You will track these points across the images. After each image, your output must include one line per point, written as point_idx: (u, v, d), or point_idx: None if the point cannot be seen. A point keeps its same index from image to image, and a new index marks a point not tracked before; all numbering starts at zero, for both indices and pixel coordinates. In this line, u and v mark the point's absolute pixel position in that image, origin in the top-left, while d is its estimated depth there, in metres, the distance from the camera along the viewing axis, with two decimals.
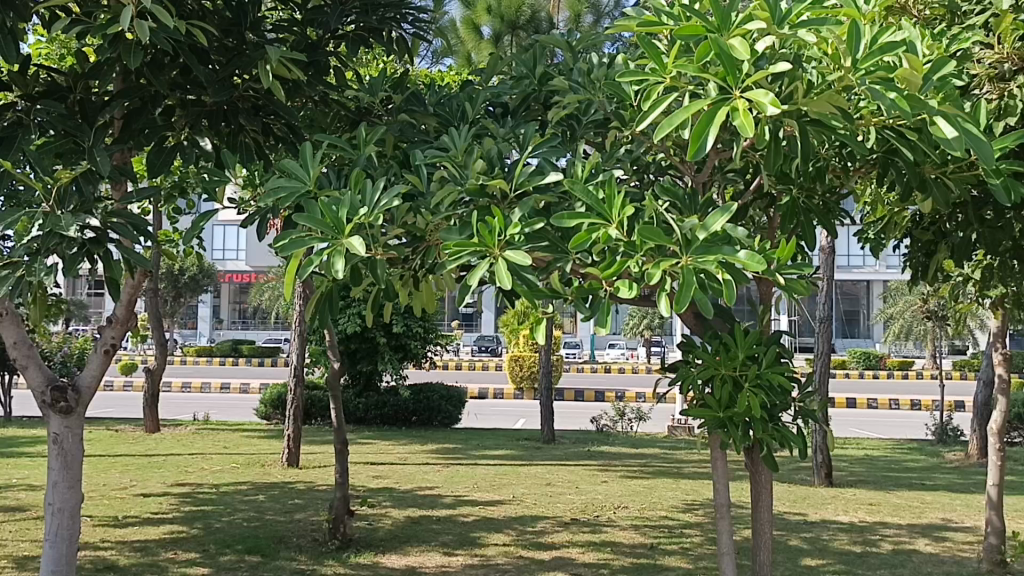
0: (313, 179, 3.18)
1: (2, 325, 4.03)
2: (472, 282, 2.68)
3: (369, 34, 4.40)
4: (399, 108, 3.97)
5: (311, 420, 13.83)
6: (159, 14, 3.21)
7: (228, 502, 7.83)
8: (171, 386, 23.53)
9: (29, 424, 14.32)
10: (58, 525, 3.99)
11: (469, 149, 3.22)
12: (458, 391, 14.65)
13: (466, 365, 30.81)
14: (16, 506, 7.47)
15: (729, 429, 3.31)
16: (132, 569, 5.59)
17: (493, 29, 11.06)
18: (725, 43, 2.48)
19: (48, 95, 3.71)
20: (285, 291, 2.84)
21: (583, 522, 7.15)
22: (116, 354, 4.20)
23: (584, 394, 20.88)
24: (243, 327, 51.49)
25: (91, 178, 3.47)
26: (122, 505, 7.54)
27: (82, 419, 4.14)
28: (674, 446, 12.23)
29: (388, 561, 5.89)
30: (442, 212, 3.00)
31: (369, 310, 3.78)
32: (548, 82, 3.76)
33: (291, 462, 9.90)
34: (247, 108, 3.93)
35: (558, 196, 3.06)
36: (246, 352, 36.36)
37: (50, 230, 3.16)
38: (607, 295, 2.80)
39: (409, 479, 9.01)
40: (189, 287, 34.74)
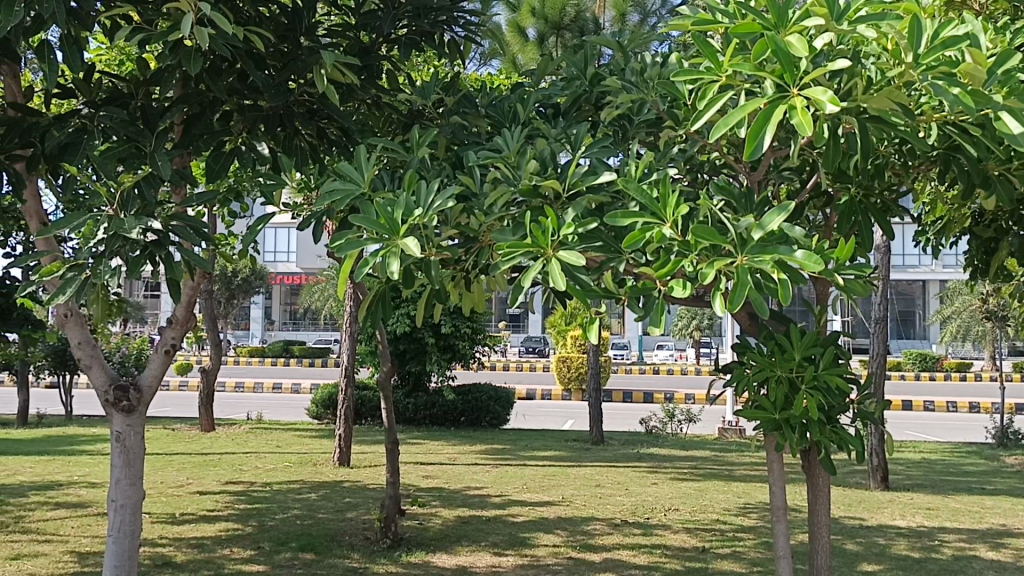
0: (367, 181, 3.21)
1: (68, 326, 4.15)
2: (525, 282, 2.68)
3: (421, 37, 4.43)
4: (451, 110, 4.00)
5: (362, 420, 13.97)
6: (218, 20, 3.28)
7: (281, 501, 7.94)
8: (225, 386, 23.98)
9: (89, 423, 14.69)
10: (121, 521, 4.09)
11: (522, 150, 3.22)
12: (506, 392, 14.68)
13: (513, 365, 30.86)
14: (78, 503, 7.67)
15: (785, 431, 3.27)
16: (189, 566, 5.70)
17: (538, 31, 11.06)
18: (783, 40, 2.44)
19: (111, 101, 3.80)
20: (340, 292, 2.87)
21: (634, 524, 7.11)
22: (177, 354, 4.30)
23: (632, 395, 20.76)
24: (294, 327, 52.24)
25: (152, 182, 3.56)
26: (180, 503, 7.69)
27: (143, 418, 4.24)
28: (725, 448, 12.11)
29: (439, 561, 5.92)
30: (495, 212, 3.02)
31: (421, 311, 3.81)
32: (600, 82, 3.75)
33: (342, 461, 10.01)
34: (303, 112, 3.99)
35: (611, 195, 3.05)
36: (297, 352, 36.88)
37: (115, 233, 3.27)
38: (660, 295, 2.77)
39: (459, 480, 9.05)
40: (241, 288, 35.33)
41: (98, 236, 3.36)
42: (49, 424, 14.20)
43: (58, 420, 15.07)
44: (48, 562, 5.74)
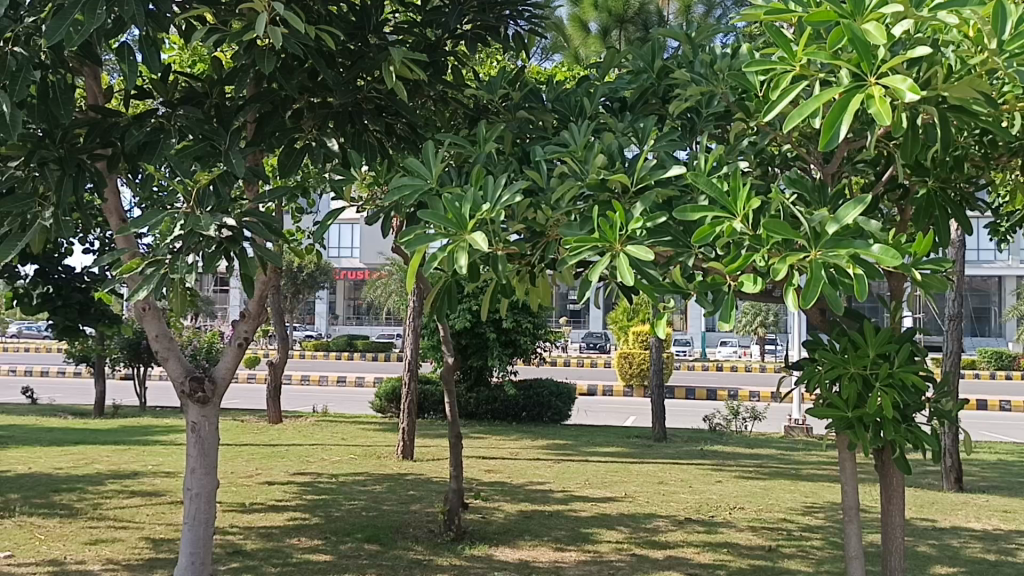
0: (435, 176, 3.24)
1: (145, 321, 4.27)
2: (593, 277, 2.67)
3: (487, 32, 4.46)
4: (518, 104, 4.01)
5: (424, 414, 14.11)
6: (291, 19, 3.35)
7: (347, 492, 8.08)
8: (292, 379, 24.49)
9: (162, 414, 15.13)
10: (196, 509, 4.21)
11: (589, 145, 3.22)
12: (568, 387, 14.68)
13: (574, 361, 30.77)
14: (152, 491, 7.91)
15: (858, 430, 3.20)
16: (258, 555, 5.83)
17: (600, 24, 10.97)
18: (859, 28, 2.37)
19: (187, 101, 3.92)
20: (410, 287, 2.90)
21: (698, 522, 7.04)
22: (248, 347, 4.39)
23: (695, 392, 20.53)
24: (358, 322, 53.03)
25: (227, 179, 3.66)
26: (249, 493, 7.88)
27: (217, 409, 4.35)
28: (791, 446, 11.91)
29: (502, 555, 5.95)
30: (562, 207, 3.02)
31: (487, 306, 3.84)
32: (667, 75, 3.72)
33: (405, 454, 10.12)
34: (370, 109, 4.08)
35: (680, 189, 3.01)
36: (361, 347, 37.43)
37: (191, 230, 3.36)
38: (731, 290, 2.74)
39: (521, 475, 9.07)
40: (306, 284, 35.95)
41: (175, 233, 3.46)
42: (125, 415, 14.68)
43: (133, 410, 15.60)
44: (125, 548, 5.94)
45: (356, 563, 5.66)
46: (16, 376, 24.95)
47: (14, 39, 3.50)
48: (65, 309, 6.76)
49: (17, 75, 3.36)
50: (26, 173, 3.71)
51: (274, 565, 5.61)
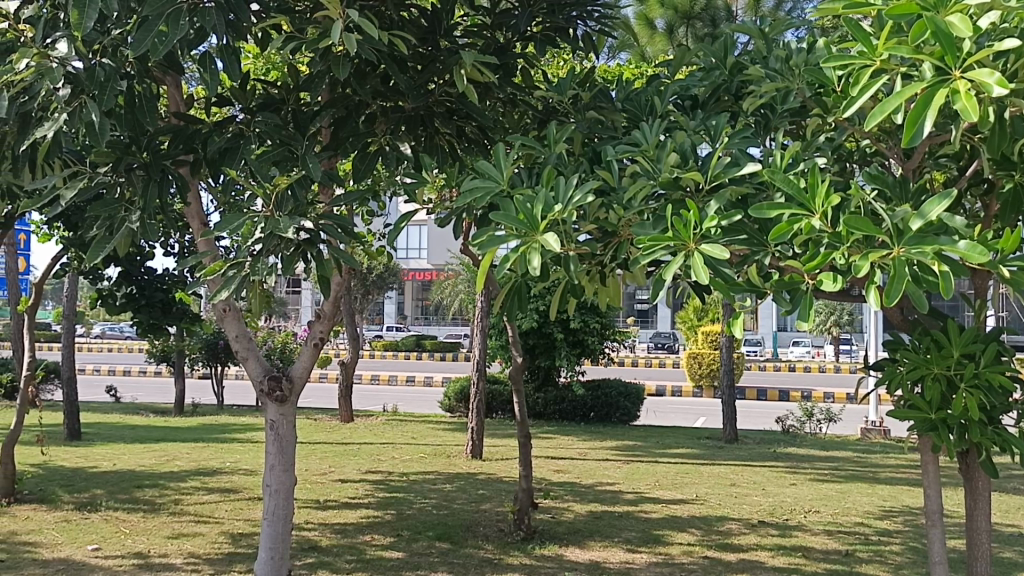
0: (506, 178, 3.26)
1: (225, 322, 4.40)
2: (667, 276, 2.65)
3: (556, 34, 4.49)
4: (587, 105, 4.02)
5: (493, 413, 14.19)
6: (365, 26, 3.42)
7: (418, 491, 8.17)
8: (361, 378, 24.87)
9: (238, 412, 15.54)
10: (275, 505, 4.31)
11: (661, 144, 3.20)
12: (637, 388, 14.58)
13: (641, 362, 30.56)
14: (230, 488, 8.13)
15: (941, 432, 3.12)
16: (333, 550, 5.95)
17: (667, 22, 10.82)
18: (942, 20, 2.31)
19: (264, 108, 4.04)
20: (483, 288, 2.92)
21: (771, 525, 6.92)
22: (324, 347, 4.48)
23: (766, 393, 20.17)
24: (425, 322, 53.56)
25: (304, 184, 3.75)
26: (322, 490, 8.03)
27: (294, 408, 4.46)
28: (868, 449, 11.61)
29: (573, 555, 5.95)
30: (634, 206, 3.01)
31: (558, 306, 3.85)
32: (739, 72, 3.67)
33: (474, 453, 10.19)
34: (441, 112, 4.14)
35: (755, 187, 2.97)
36: (429, 347, 37.78)
37: (271, 232, 3.45)
38: (809, 288, 2.70)
39: (590, 475, 9.05)
40: (375, 285, 36.49)
41: (256, 236, 3.54)
42: (202, 413, 15.13)
43: (211, 409, 16.06)
44: (205, 542, 6.12)
45: (428, 561, 5.73)
46: (100, 374, 25.92)
47: (101, 50, 3.68)
48: (147, 308, 7.07)
49: (105, 84, 3.48)
50: (114, 179, 3.83)
51: (348, 561, 5.72)
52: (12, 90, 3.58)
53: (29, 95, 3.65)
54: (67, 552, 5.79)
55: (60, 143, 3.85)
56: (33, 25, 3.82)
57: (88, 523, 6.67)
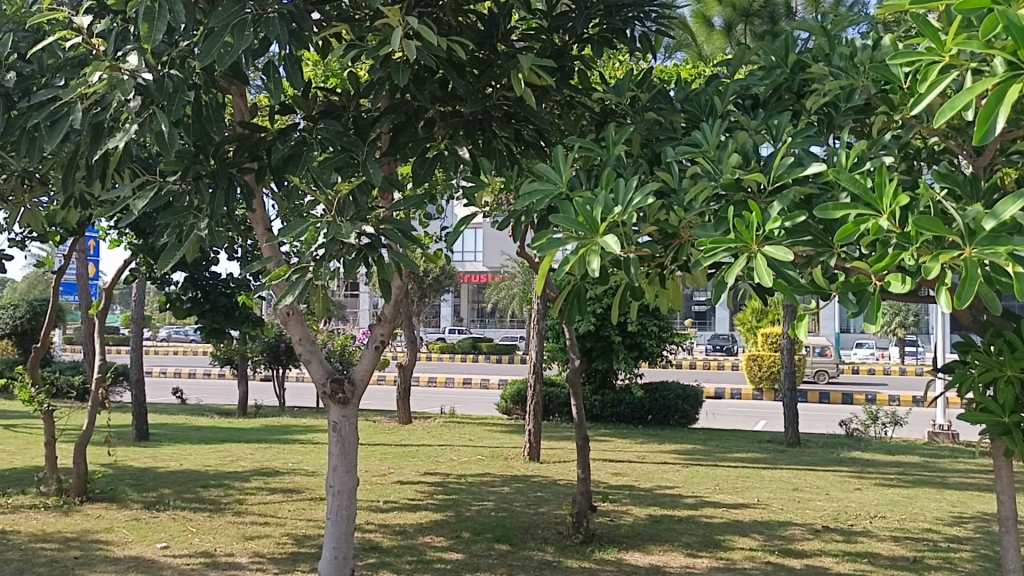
0: (565, 181, 3.26)
1: (289, 325, 4.48)
2: (729, 279, 2.62)
3: (613, 35, 4.48)
4: (646, 106, 4.00)
5: (550, 416, 14.18)
6: (423, 33, 3.48)
7: (476, 492, 8.21)
8: (419, 380, 25.08)
9: (299, 414, 15.81)
10: (339, 505, 4.38)
11: (722, 144, 3.16)
12: (695, 390, 14.45)
13: (700, 364, 30.24)
14: (292, 489, 8.27)
15: (1015, 436, 3.04)
16: (393, 551, 6.02)
17: (725, 19, 10.71)
18: (1016, 14, 2.21)
19: (327, 115, 4.12)
20: (543, 290, 2.92)
21: (836, 531, 6.79)
22: (385, 350, 4.54)
23: (829, 396, 19.80)
24: (481, 325, 53.83)
25: (365, 189, 3.81)
26: (382, 491, 8.14)
27: (356, 409, 4.52)
28: (937, 453, 11.30)
29: (632, 559, 5.91)
30: (695, 208, 2.98)
31: (617, 308, 3.85)
32: (802, 70, 3.61)
33: (532, 456, 10.20)
34: (499, 116, 4.16)
35: (820, 187, 2.91)
36: (486, 349, 37.93)
37: (333, 238, 3.50)
38: (877, 289, 2.65)
39: (649, 478, 8.99)
40: (432, 288, 36.78)
41: (319, 241, 3.59)
42: (265, 415, 15.41)
43: (273, 410, 16.37)
44: (270, 542, 6.24)
45: (487, 563, 5.75)
46: (167, 377, 26.64)
47: (170, 61, 3.78)
48: (212, 313, 7.22)
49: (173, 95, 3.58)
50: (182, 188, 3.93)
51: (408, 561, 5.78)
52: (86, 102, 3.70)
53: (101, 106, 3.76)
54: (137, 550, 5.96)
55: (131, 152, 3.95)
56: (103, 38, 3.93)
57: (157, 521, 6.86)
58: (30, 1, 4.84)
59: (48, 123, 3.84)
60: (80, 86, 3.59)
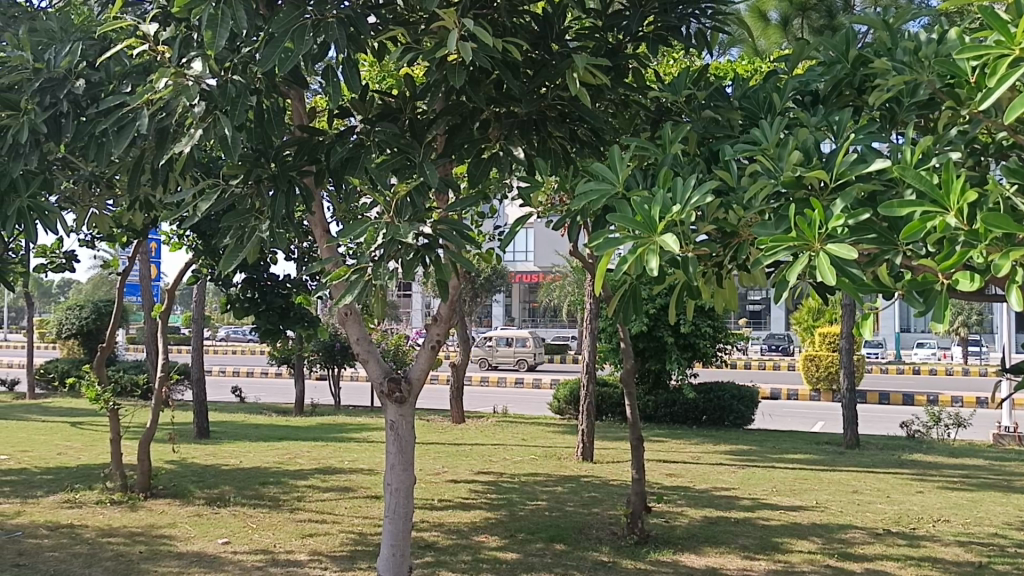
0: (621, 180, 3.25)
1: (347, 325, 4.55)
2: (791, 277, 2.59)
3: (669, 33, 4.45)
4: (703, 103, 3.96)
5: (602, 416, 14.13)
6: (480, 34, 3.50)
7: (529, 492, 8.23)
8: (472, 380, 25.20)
9: (354, 412, 16.01)
10: (396, 503, 4.43)
11: (782, 142, 3.12)
12: (750, 391, 14.26)
13: (755, 364, 29.87)
14: (348, 486, 8.38)
15: None
16: (448, 550, 6.07)
17: (781, 13, 10.54)
18: None
19: (384, 117, 4.16)
20: (600, 290, 2.93)
21: (898, 534, 6.64)
22: (441, 349, 4.57)
23: (889, 397, 19.36)
24: (533, 324, 53.91)
25: (422, 191, 3.84)
26: (437, 490, 8.22)
27: (413, 409, 4.56)
28: (1003, 456, 10.98)
29: (689, 561, 5.87)
30: (755, 206, 2.96)
31: (673, 308, 3.82)
32: (864, 65, 3.54)
33: (585, 456, 10.18)
34: (554, 116, 4.17)
35: (883, 183, 2.85)
36: (537, 349, 37.91)
37: (391, 238, 3.54)
38: (944, 287, 2.59)
39: (705, 479, 8.91)
40: (484, 287, 36.88)
41: (378, 242, 3.63)
42: (321, 413, 15.62)
43: (329, 409, 16.62)
44: (328, 540, 6.34)
45: (542, 562, 5.77)
46: (227, 376, 27.19)
47: (233, 68, 3.84)
48: (268, 313, 7.36)
49: (236, 100, 3.66)
50: (244, 191, 4.00)
51: (464, 560, 5.82)
52: (152, 108, 3.79)
53: (166, 112, 3.87)
54: (200, 546, 6.10)
55: (195, 156, 4.05)
56: (168, 44, 4.03)
57: (218, 517, 7.01)
58: (98, 11, 4.94)
59: (115, 128, 3.95)
60: (147, 92, 3.69)
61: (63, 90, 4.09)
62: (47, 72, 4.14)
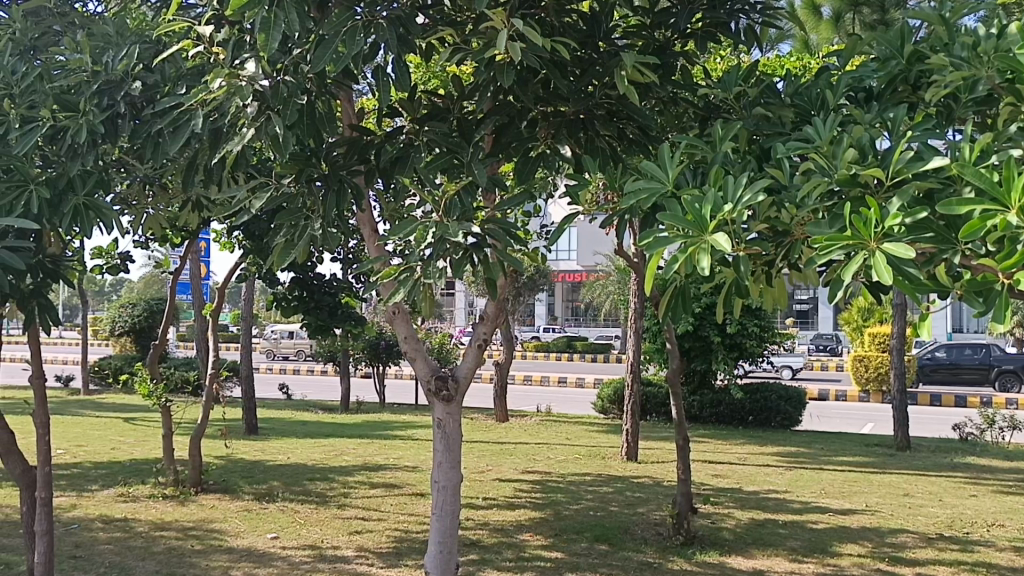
0: (672, 179, 3.22)
1: (395, 323, 4.57)
2: (846, 276, 2.54)
3: (718, 30, 4.41)
4: (754, 101, 3.92)
5: (647, 416, 14.05)
6: (529, 34, 3.50)
7: (574, 492, 8.22)
8: (516, 379, 25.23)
9: (399, 410, 16.15)
10: (443, 500, 4.46)
11: (836, 138, 3.07)
12: (798, 391, 14.06)
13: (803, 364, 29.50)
14: (394, 483, 8.45)
15: None
16: (493, 548, 6.09)
17: (833, 9, 10.44)
18: None
19: (433, 117, 4.19)
20: (651, 291, 2.91)
21: (951, 539, 6.51)
22: (488, 348, 4.58)
23: (941, 398, 18.96)
24: (576, 323, 53.86)
25: (471, 190, 3.85)
26: (482, 488, 8.25)
27: (460, 407, 4.57)
28: None
29: (735, 563, 5.82)
30: (809, 205, 2.92)
31: (723, 308, 3.79)
32: (920, 61, 3.47)
33: (629, 456, 10.13)
34: (603, 115, 4.16)
35: (941, 180, 2.78)
36: (580, 348, 37.82)
37: (441, 237, 3.56)
38: (1004, 288, 2.53)
39: (752, 481, 8.83)
40: (528, 287, 36.84)
41: (427, 240, 3.65)
42: (366, 411, 15.77)
43: (375, 407, 16.75)
44: (375, 536, 6.40)
45: (588, 562, 5.76)
46: (275, 373, 27.59)
47: (285, 69, 3.89)
48: (316, 311, 7.46)
49: (288, 100, 3.74)
50: (296, 191, 4.06)
51: (509, 559, 5.83)
52: (207, 108, 3.87)
53: (219, 113, 3.94)
54: (250, 540, 6.20)
55: (247, 156, 4.12)
56: (223, 46, 4.12)
57: (268, 512, 7.13)
58: (154, 15, 5.08)
59: (171, 129, 4.04)
60: (202, 93, 3.76)
61: (121, 92, 4.20)
62: (105, 75, 4.25)
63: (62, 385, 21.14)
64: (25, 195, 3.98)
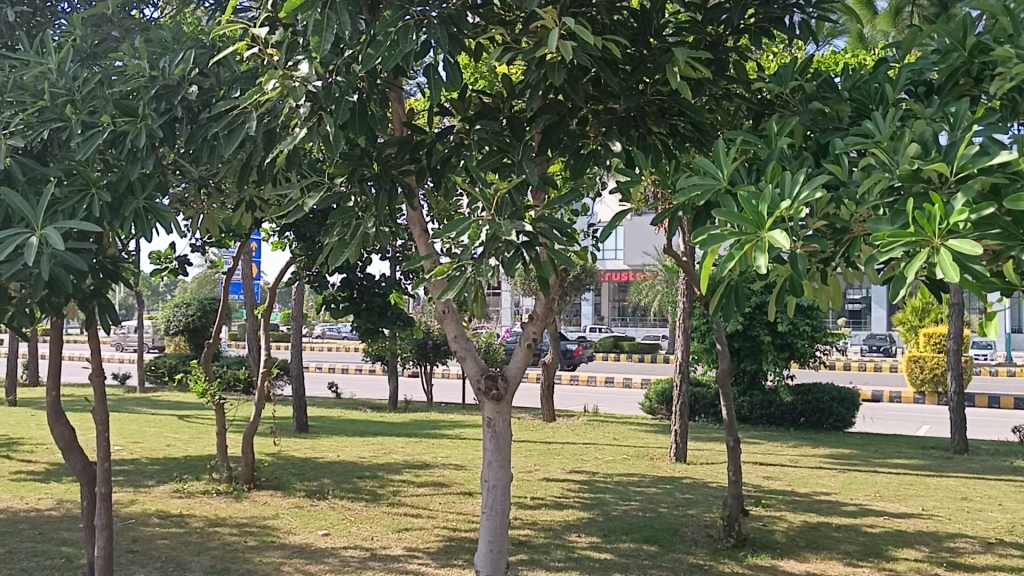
0: (727, 175, 3.18)
1: (445, 322, 4.58)
2: (909, 273, 2.48)
3: (772, 25, 4.33)
4: (809, 96, 3.86)
5: (695, 417, 13.91)
6: (579, 32, 3.48)
7: (622, 492, 8.18)
8: (562, 380, 25.20)
9: (446, 409, 16.22)
10: (494, 499, 4.46)
11: (897, 133, 3.01)
12: (851, 393, 13.81)
13: (855, 365, 28.99)
14: (441, 482, 8.48)
15: None
16: (541, 548, 6.07)
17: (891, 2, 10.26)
18: None
19: (483, 116, 4.20)
20: (705, 289, 2.87)
21: (1011, 544, 6.33)
22: (537, 348, 4.56)
23: (1000, 400, 18.45)
24: (623, 323, 53.62)
25: (522, 189, 3.84)
26: (530, 488, 8.24)
27: (509, 406, 4.57)
28: None
29: (787, 566, 5.72)
30: (869, 201, 2.86)
31: (777, 308, 3.73)
32: (984, 52, 3.36)
33: (678, 457, 10.03)
34: (654, 111, 4.14)
35: (1009, 175, 2.70)
36: (627, 348, 37.63)
37: (493, 235, 3.56)
38: None
39: (804, 483, 8.69)
40: (574, 287, 36.67)
41: (479, 238, 3.65)
42: (414, 410, 15.88)
43: (422, 406, 16.85)
44: (423, 535, 6.43)
45: (637, 563, 5.71)
46: (324, 373, 27.94)
47: (336, 70, 3.92)
48: (366, 312, 7.50)
49: (340, 100, 3.77)
50: (349, 191, 4.10)
51: (558, 559, 5.80)
52: (260, 110, 3.93)
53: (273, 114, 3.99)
54: (302, 537, 6.27)
55: (300, 156, 4.16)
56: (276, 48, 4.19)
57: (318, 509, 7.22)
58: (208, 20, 5.19)
59: (226, 132, 4.11)
60: (256, 94, 3.81)
61: (178, 97, 4.29)
62: (162, 80, 4.34)
63: (118, 383, 21.59)
64: (86, 199, 4.07)
